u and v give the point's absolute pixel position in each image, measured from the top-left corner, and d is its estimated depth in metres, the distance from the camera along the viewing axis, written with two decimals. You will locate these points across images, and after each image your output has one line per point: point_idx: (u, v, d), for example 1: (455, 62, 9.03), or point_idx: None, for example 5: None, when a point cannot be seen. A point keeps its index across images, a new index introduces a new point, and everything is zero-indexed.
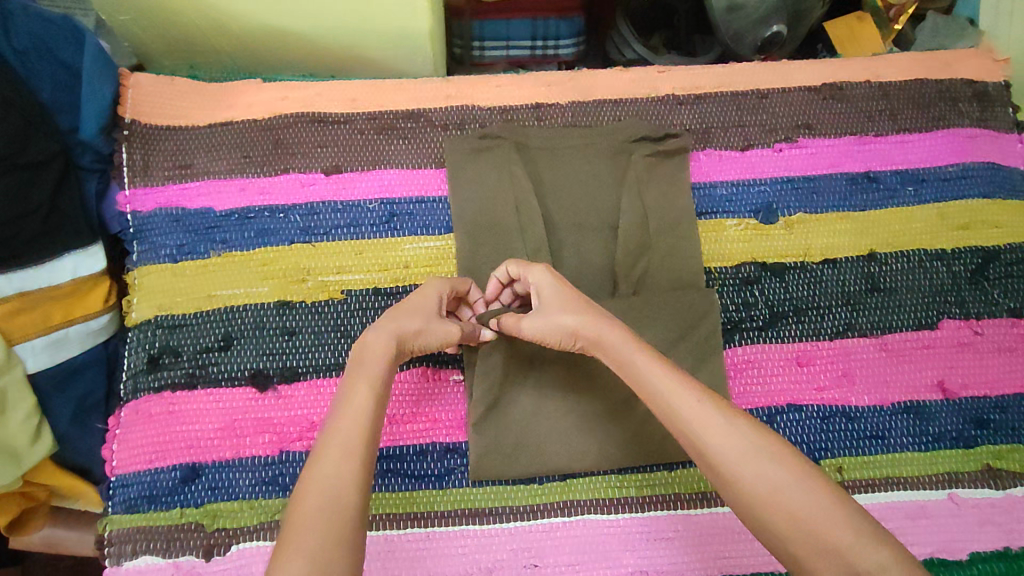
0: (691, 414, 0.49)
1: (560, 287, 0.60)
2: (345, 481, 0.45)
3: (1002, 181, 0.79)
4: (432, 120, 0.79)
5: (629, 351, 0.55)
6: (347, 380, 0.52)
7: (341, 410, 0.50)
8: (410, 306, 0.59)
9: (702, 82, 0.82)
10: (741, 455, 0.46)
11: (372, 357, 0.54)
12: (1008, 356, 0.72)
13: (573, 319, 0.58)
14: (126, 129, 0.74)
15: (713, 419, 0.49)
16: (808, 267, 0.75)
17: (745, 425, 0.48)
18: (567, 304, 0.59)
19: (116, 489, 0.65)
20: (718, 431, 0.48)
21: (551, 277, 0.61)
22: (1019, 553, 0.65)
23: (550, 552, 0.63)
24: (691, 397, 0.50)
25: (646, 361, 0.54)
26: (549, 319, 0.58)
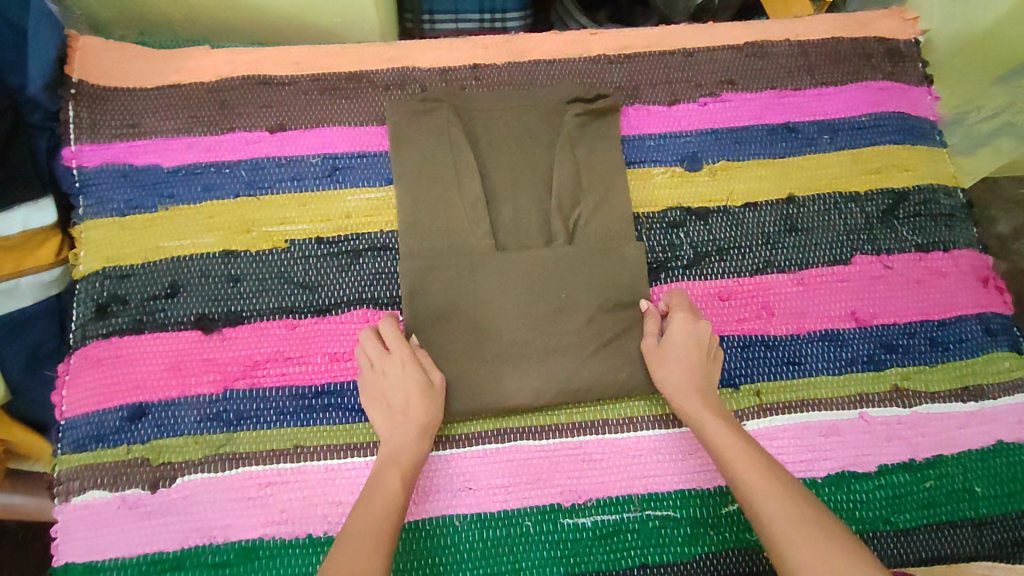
0: (758, 488, 0.58)
1: (689, 343, 0.69)
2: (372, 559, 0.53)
3: (913, 130, 0.85)
4: (373, 81, 0.82)
5: (709, 424, 0.64)
6: (375, 476, 0.61)
7: (367, 502, 0.58)
8: (390, 380, 0.66)
9: (632, 43, 0.87)
10: (791, 530, 0.54)
11: (403, 455, 0.62)
12: (917, 287, 0.77)
13: (679, 374, 0.68)
14: (73, 88, 0.77)
15: (773, 492, 0.57)
16: (730, 211, 0.79)
17: (801, 503, 0.56)
18: (687, 360, 0.68)
19: (65, 432, 0.67)
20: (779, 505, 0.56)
21: (689, 327, 0.70)
22: (923, 463, 0.70)
23: (484, 475, 0.67)
24: (759, 474, 0.59)
25: (715, 426, 0.64)
26: (658, 367, 0.69)
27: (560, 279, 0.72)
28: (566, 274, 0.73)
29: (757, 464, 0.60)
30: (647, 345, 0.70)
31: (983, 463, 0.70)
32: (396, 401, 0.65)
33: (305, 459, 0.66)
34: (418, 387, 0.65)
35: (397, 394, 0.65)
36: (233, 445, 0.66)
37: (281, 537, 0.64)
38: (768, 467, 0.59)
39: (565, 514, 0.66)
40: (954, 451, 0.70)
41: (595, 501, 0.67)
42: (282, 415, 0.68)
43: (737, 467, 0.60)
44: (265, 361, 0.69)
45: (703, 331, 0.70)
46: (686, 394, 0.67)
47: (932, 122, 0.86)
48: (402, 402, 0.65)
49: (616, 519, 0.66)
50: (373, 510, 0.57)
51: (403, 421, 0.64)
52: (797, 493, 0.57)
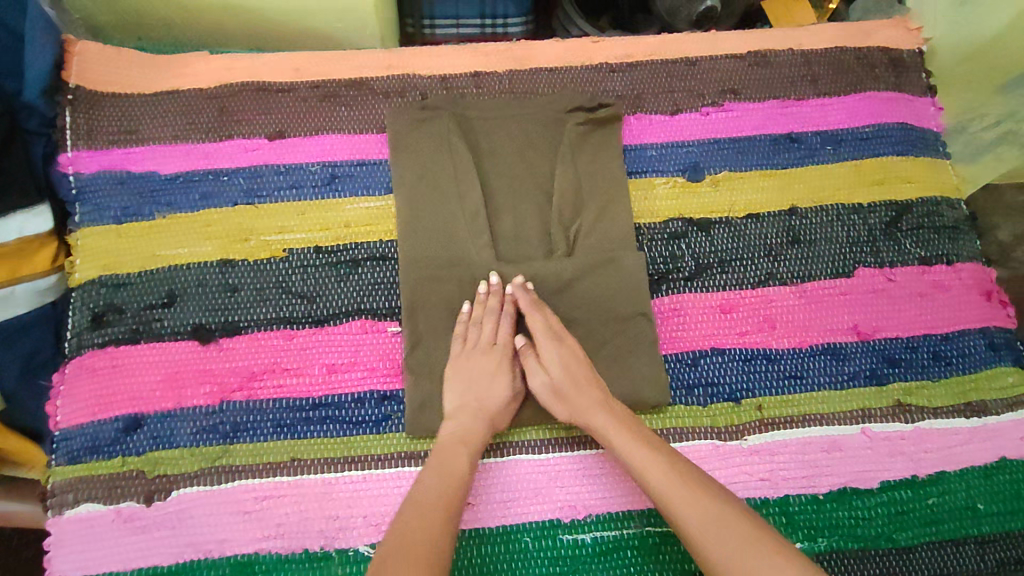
0: (664, 490, 0.57)
1: (555, 359, 0.68)
2: (443, 533, 0.55)
3: (916, 141, 0.84)
4: (374, 88, 0.81)
5: (608, 429, 0.64)
6: (444, 449, 0.63)
7: (437, 472, 0.61)
8: (480, 365, 0.68)
9: (634, 51, 0.86)
10: (704, 529, 0.54)
11: (473, 436, 0.64)
12: (920, 300, 0.76)
13: (563, 390, 0.67)
14: (70, 94, 0.76)
15: (678, 490, 0.57)
16: (732, 222, 0.78)
17: (705, 494, 0.56)
18: (577, 373, 0.67)
19: (59, 443, 0.66)
20: (686, 505, 0.56)
21: (548, 331, 0.69)
22: (925, 480, 0.69)
23: (483, 489, 0.66)
24: (664, 473, 0.59)
25: (622, 438, 0.62)
26: (564, 389, 0.66)
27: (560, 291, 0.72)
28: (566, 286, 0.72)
29: (660, 463, 0.59)
30: (528, 371, 0.69)
31: (986, 480, 0.70)
32: (479, 393, 0.67)
33: (302, 473, 0.66)
34: (504, 388, 0.68)
35: (478, 383, 0.67)
36: (230, 457, 0.66)
37: (278, 551, 0.63)
38: (670, 463, 0.59)
39: (564, 530, 0.65)
40: (956, 467, 0.70)
41: (594, 517, 0.66)
42: (279, 427, 0.67)
43: (644, 471, 0.60)
44: (262, 372, 0.69)
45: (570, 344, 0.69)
46: (586, 409, 0.65)
47: (936, 134, 0.86)
48: (480, 389, 0.67)
49: (615, 535, 0.66)
50: (443, 485, 0.59)
51: (478, 411, 0.66)
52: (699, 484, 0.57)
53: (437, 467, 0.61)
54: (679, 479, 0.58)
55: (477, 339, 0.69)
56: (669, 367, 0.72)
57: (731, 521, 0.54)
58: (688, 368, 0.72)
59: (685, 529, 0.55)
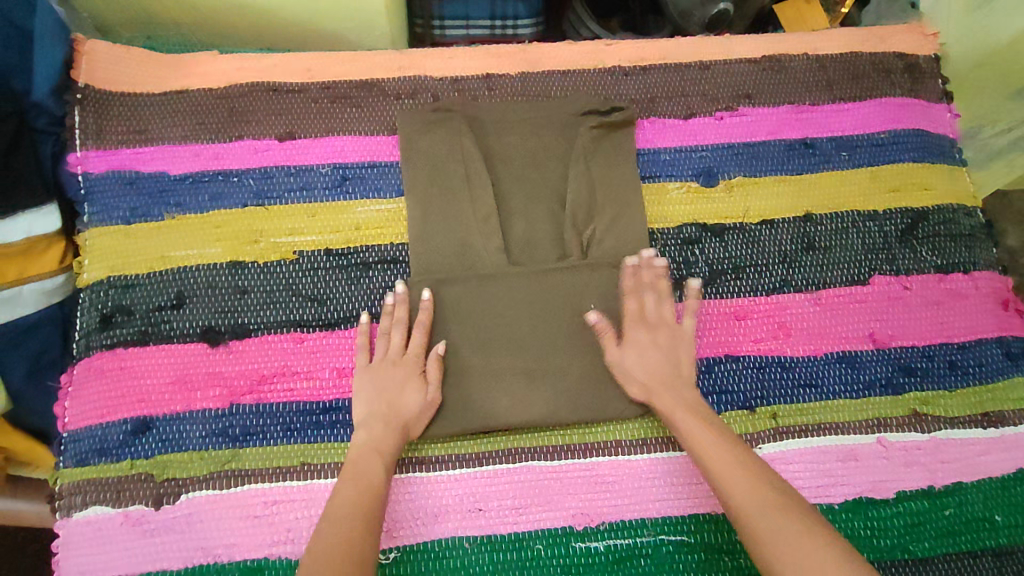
0: (726, 472, 0.57)
1: (646, 338, 0.68)
2: (356, 543, 0.52)
3: (932, 147, 0.83)
4: (385, 90, 0.81)
5: (679, 411, 0.64)
6: (356, 458, 0.60)
7: (353, 480, 0.58)
8: (390, 374, 0.66)
9: (647, 54, 0.85)
10: (759, 512, 0.53)
11: (382, 444, 0.61)
12: (936, 309, 0.76)
13: (644, 370, 0.67)
14: (79, 93, 0.75)
15: (739, 475, 0.56)
16: (746, 228, 0.78)
17: (765, 484, 0.55)
18: (660, 357, 0.67)
19: (68, 445, 0.66)
20: (746, 488, 0.55)
21: (655, 313, 0.70)
22: (942, 490, 0.68)
23: (494, 496, 0.65)
24: (728, 458, 0.58)
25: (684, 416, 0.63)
26: (643, 358, 0.67)
27: (574, 296, 0.71)
28: (579, 291, 0.71)
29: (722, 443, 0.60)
30: (607, 344, 0.68)
31: (1002, 492, 0.69)
32: (387, 403, 0.64)
33: (312, 477, 0.65)
34: (414, 396, 0.65)
35: (387, 392, 0.65)
36: (239, 461, 0.65)
37: (287, 557, 0.63)
38: (736, 452, 0.59)
39: (576, 537, 0.65)
40: (973, 478, 0.69)
41: (606, 525, 0.65)
42: (288, 431, 0.66)
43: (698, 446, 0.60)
44: (272, 376, 0.68)
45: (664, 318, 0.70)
46: (660, 387, 0.66)
47: (952, 140, 0.85)
48: (387, 398, 0.64)
49: (629, 544, 0.65)
50: (359, 494, 0.56)
51: (388, 420, 0.63)
52: (762, 475, 0.57)
53: (351, 475, 0.58)
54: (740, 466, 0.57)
55: (386, 348, 0.67)
56: None
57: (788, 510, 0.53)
58: (702, 375, 0.71)
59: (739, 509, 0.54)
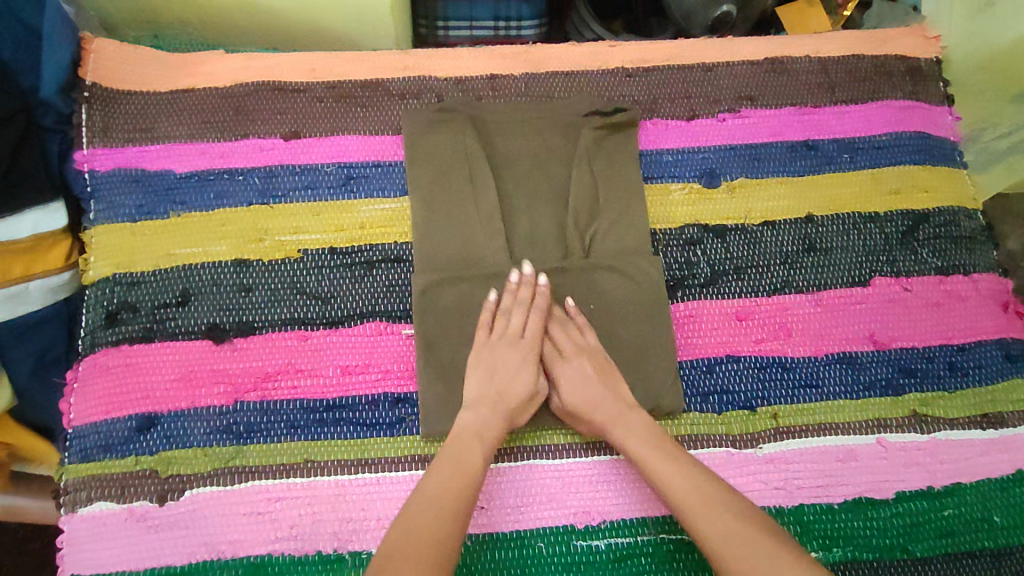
0: (689, 500, 0.59)
1: (555, 362, 0.69)
2: (439, 534, 0.55)
3: (933, 150, 0.84)
4: (390, 90, 0.81)
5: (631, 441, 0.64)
6: (460, 441, 0.63)
7: (451, 466, 0.61)
8: (505, 356, 0.68)
9: (651, 56, 0.86)
10: (726, 539, 0.56)
11: (485, 429, 0.64)
12: (936, 310, 0.76)
13: (576, 396, 0.67)
14: (86, 91, 0.76)
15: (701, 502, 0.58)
16: (748, 229, 0.78)
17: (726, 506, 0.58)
18: (591, 381, 0.67)
19: (73, 441, 0.66)
20: (709, 517, 0.57)
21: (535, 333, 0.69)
22: (941, 491, 0.69)
23: (496, 494, 0.66)
24: (692, 492, 0.59)
25: (639, 445, 0.64)
26: (566, 387, 0.67)
27: (576, 296, 0.72)
28: (582, 291, 0.72)
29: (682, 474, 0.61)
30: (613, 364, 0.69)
31: (1002, 492, 0.69)
32: (502, 386, 0.66)
33: (316, 474, 0.65)
34: (525, 385, 0.67)
35: (501, 374, 0.67)
36: (243, 458, 0.66)
37: (290, 553, 0.63)
38: (699, 484, 0.60)
39: (578, 536, 0.65)
40: (973, 479, 0.69)
41: (607, 523, 0.66)
42: (293, 429, 0.67)
43: (659, 479, 0.61)
44: (276, 373, 0.68)
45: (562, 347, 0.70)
46: (589, 409, 0.66)
47: (953, 143, 0.86)
48: (500, 381, 0.67)
49: (630, 542, 0.65)
50: (452, 478, 0.59)
51: (495, 403, 0.65)
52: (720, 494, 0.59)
53: (445, 460, 0.61)
54: (709, 495, 0.59)
55: (505, 328, 0.69)
56: (685, 374, 0.72)
57: (752, 534, 0.56)
58: (703, 375, 0.72)
59: (709, 540, 0.57)
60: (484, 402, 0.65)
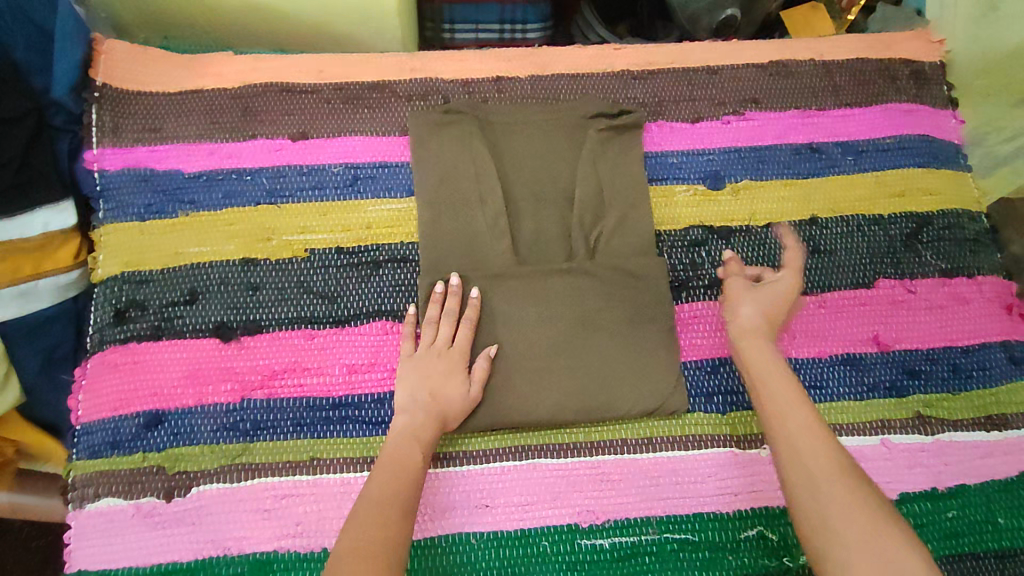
0: (802, 435, 0.57)
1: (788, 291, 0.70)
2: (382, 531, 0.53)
3: (938, 153, 0.84)
4: (397, 92, 0.82)
5: (764, 370, 0.63)
6: (396, 445, 0.61)
7: (393, 468, 0.59)
8: (432, 364, 0.66)
9: (656, 59, 0.86)
10: (829, 483, 0.53)
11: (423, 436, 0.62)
12: (940, 313, 0.76)
13: (754, 321, 0.67)
14: (97, 91, 0.77)
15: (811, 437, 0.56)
16: (752, 231, 0.78)
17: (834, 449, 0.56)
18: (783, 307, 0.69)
19: (81, 437, 0.67)
20: (811, 440, 0.56)
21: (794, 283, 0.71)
22: (945, 493, 0.69)
23: (501, 493, 0.66)
24: (800, 412, 0.59)
25: (777, 368, 0.63)
26: (748, 298, 0.69)
27: (581, 297, 0.72)
28: (587, 292, 0.72)
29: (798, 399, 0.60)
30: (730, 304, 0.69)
31: (1005, 495, 0.69)
32: (427, 394, 0.65)
33: (321, 472, 0.66)
34: (456, 391, 0.66)
35: (430, 381, 0.65)
36: (250, 455, 0.66)
37: (295, 550, 0.63)
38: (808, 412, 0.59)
39: (582, 535, 0.65)
40: (976, 481, 0.70)
41: (611, 522, 0.66)
42: (299, 426, 0.67)
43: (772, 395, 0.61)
44: (283, 371, 0.69)
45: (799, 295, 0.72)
46: (750, 340, 0.66)
47: (957, 146, 0.86)
48: (431, 388, 0.65)
49: (633, 542, 0.65)
50: (394, 482, 0.57)
51: (429, 410, 0.64)
52: (830, 438, 0.57)
53: (389, 465, 0.59)
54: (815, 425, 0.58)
55: (433, 337, 0.68)
56: (689, 375, 0.72)
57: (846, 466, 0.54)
58: (707, 376, 0.72)
59: (812, 472, 0.54)
60: (420, 410, 0.64)
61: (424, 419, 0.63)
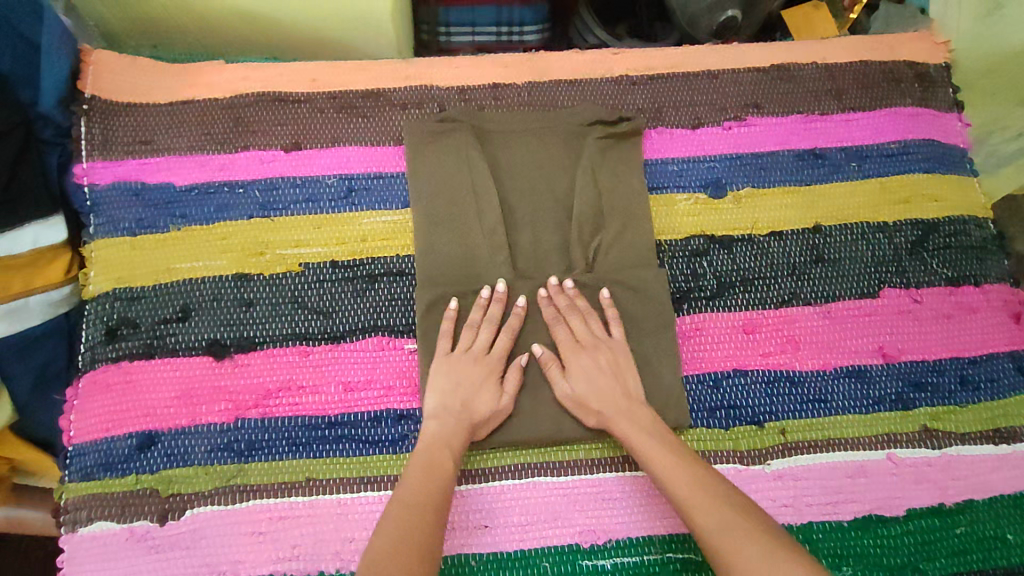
0: (689, 501, 0.57)
1: (604, 376, 0.67)
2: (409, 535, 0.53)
3: (943, 158, 0.82)
4: (391, 100, 0.80)
5: (638, 442, 0.63)
6: (428, 451, 0.61)
7: (422, 470, 0.59)
8: (470, 371, 0.67)
9: (655, 63, 0.85)
10: (733, 546, 0.53)
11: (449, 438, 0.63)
12: (946, 323, 0.75)
13: (603, 402, 0.66)
14: (85, 104, 0.75)
15: (706, 503, 0.56)
16: (755, 239, 0.77)
17: (731, 509, 0.55)
18: (603, 379, 0.67)
19: (73, 459, 0.66)
20: (701, 508, 0.56)
21: (596, 369, 0.67)
22: (953, 508, 0.68)
23: (501, 512, 0.65)
24: (683, 477, 0.59)
25: (643, 437, 0.63)
26: (578, 396, 0.66)
27: (582, 311, 0.70)
28: (588, 307, 0.71)
29: (672, 465, 0.60)
30: (550, 374, 0.68)
31: (1014, 509, 0.68)
32: (460, 399, 0.65)
33: (318, 493, 0.65)
34: (490, 401, 0.66)
35: (463, 388, 0.66)
36: (245, 476, 0.65)
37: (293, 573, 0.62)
38: (691, 472, 0.59)
39: (584, 555, 0.64)
40: (984, 495, 0.68)
41: (614, 542, 0.65)
42: (295, 446, 0.66)
43: (654, 469, 0.61)
44: (277, 390, 0.68)
45: (602, 361, 0.68)
46: (614, 416, 0.65)
47: (963, 150, 0.84)
48: (464, 393, 0.65)
49: (636, 561, 0.64)
50: (423, 484, 0.58)
51: (461, 418, 0.64)
52: (717, 494, 0.57)
53: (421, 468, 0.59)
54: (700, 484, 0.58)
55: (471, 344, 0.68)
56: (691, 389, 0.71)
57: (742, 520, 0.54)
58: (710, 390, 0.71)
59: (714, 541, 0.54)
60: (450, 415, 0.64)
61: (455, 425, 0.64)
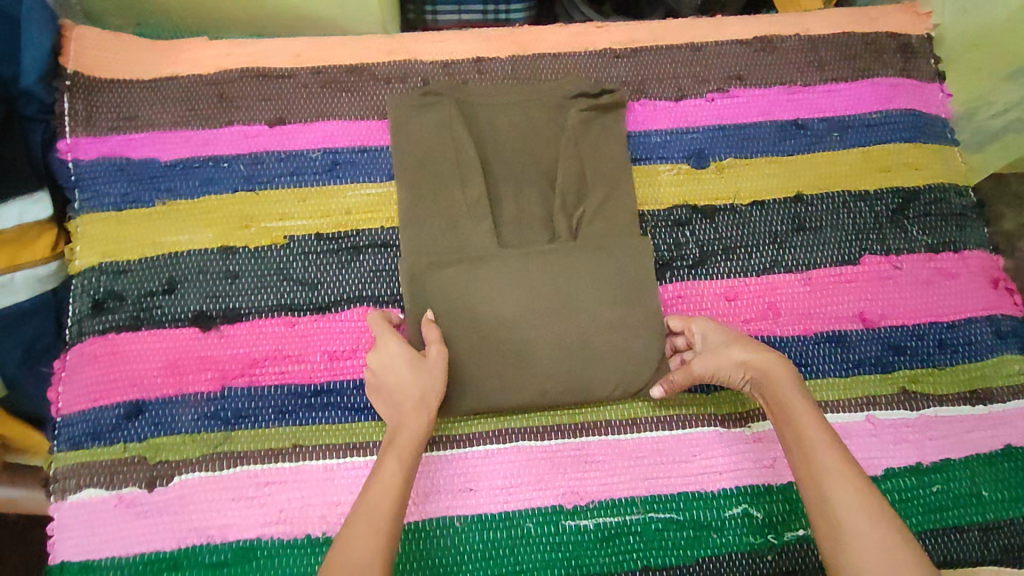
0: (826, 470, 0.53)
1: (727, 338, 0.65)
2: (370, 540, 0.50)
3: (925, 127, 0.83)
4: (375, 75, 0.80)
5: (785, 395, 0.59)
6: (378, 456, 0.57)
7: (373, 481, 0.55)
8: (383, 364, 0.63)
9: (638, 37, 0.85)
10: (859, 531, 0.49)
11: (404, 429, 0.59)
12: (925, 288, 0.76)
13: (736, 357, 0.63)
14: (68, 80, 0.75)
15: (843, 479, 0.52)
16: (737, 209, 0.78)
17: (871, 498, 0.51)
18: (740, 340, 0.64)
19: (61, 429, 0.66)
20: (837, 484, 0.52)
21: (715, 337, 0.66)
22: (930, 467, 0.69)
23: (485, 476, 0.66)
24: (825, 448, 0.54)
25: (790, 392, 0.59)
26: (703, 362, 0.65)
27: (565, 279, 0.71)
28: (570, 275, 0.71)
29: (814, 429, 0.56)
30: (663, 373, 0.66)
31: (991, 468, 0.69)
32: (398, 391, 0.61)
33: (304, 459, 0.65)
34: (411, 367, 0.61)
35: (395, 377, 0.62)
36: (232, 443, 0.66)
37: (280, 537, 0.63)
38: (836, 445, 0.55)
39: (567, 515, 0.65)
40: (961, 455, 0.69)
41: (597, 503, 0.66)
42: (281, 414, 0.67)
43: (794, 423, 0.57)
44: (263, 359, 0.68)
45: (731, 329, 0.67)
46: (754, 367, 0.62)
47: (944, 120, 0.85)
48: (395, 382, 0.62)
49: (618, 522, 0.65)
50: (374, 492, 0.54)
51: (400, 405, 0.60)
52: (862, 479, 0.52)
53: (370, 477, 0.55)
54: (842, 459, 0.54)
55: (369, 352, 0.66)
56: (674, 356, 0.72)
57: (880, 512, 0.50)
58: None
59: (841, 521, 0.50)
60: (395, 411, 0.60)
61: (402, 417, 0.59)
